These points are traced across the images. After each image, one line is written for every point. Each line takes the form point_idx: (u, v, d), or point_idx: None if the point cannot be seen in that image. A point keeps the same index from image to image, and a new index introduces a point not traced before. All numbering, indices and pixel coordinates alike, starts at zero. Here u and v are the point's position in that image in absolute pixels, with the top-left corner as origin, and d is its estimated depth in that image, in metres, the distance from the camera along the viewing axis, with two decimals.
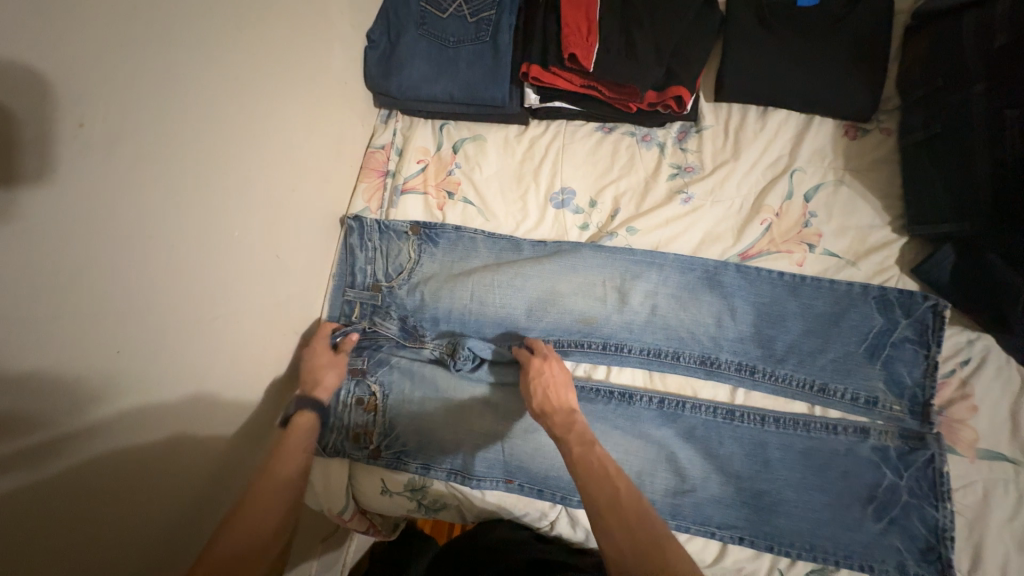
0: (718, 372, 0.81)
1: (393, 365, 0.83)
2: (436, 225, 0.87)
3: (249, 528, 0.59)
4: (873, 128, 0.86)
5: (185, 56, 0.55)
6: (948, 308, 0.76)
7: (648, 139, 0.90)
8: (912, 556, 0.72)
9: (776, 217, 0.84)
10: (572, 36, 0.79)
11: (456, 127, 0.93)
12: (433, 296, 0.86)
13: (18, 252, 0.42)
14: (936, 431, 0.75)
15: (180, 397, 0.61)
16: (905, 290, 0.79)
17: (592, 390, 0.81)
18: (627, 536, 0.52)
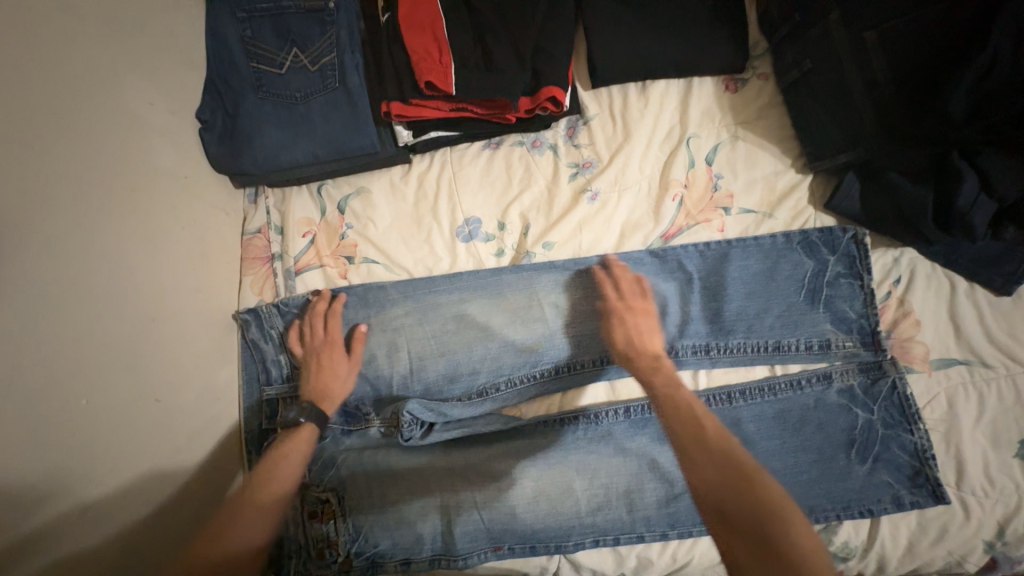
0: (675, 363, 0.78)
1: (340, 463, 0.74)
2: (341, 289, 0.79)
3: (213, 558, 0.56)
4: (750, 76, 0.84)
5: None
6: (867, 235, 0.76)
7: (539, 144, 0.84)
8: (904, 486, 0.71)
9: (685, 189, 0.81)
10: (424, 62, 0.73)
11: (334, 185, 0.84)
12: (368, 368, 0.77)
13: None
14: (890, 356, 0.75)
15: None
16: (826, 228, 0.78)
17: (560, 419, 0.76)
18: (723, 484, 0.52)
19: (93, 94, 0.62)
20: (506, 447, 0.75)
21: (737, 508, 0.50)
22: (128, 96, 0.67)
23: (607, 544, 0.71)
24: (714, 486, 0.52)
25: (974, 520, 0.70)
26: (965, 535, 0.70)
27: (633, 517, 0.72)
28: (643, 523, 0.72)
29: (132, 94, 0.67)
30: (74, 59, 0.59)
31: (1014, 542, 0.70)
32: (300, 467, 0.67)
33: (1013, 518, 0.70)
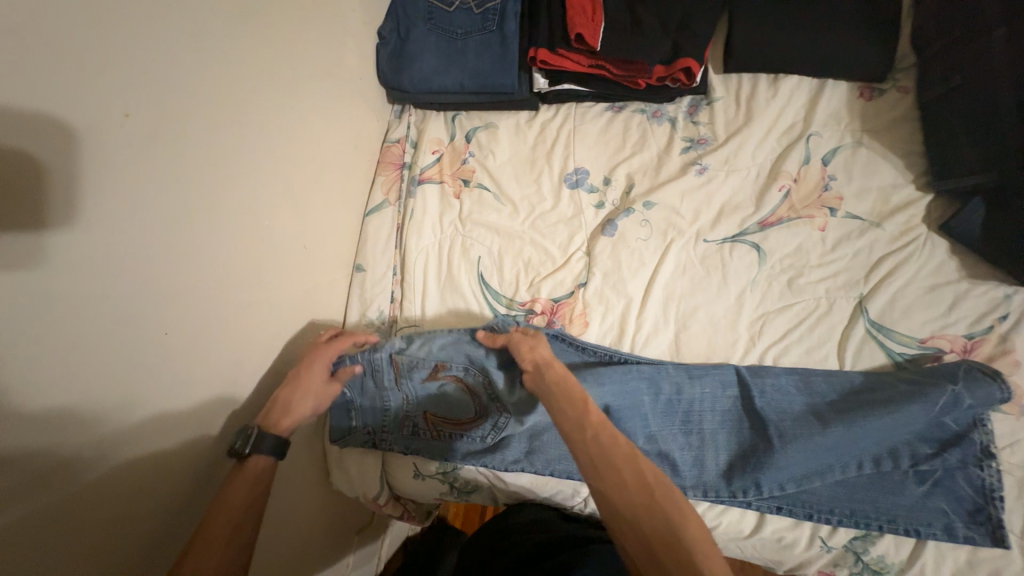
0: (753, 371, 0.78)
1: (427, 402, 0.77)
2: (383, 416, 0.77)
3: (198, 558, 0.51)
4: (889, 88, 0.84)
5: (201, 51, 0.57)
6: (1010, 392, 0.68)
7: (659, 114, 0.90)
8: (961, 518, 0.69)
9: (794, 182, 0.83)
10: (578, 17, 0.81)
11: (467, 117, 0.95)
12: (437, 404, 0.77)
13: (97, 240, 0.47)
14: (1007, 397, 0.68)
15: (228, 371, 0.65)
16: (982, 375, 0.69)
17: (623, 357, 0.78)
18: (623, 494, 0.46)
19: None
20: None
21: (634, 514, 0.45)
22: (336, 0, 0.81)
23: None
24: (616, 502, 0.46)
25: None
26: None
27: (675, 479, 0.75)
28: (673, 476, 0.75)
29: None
30: None
31: None
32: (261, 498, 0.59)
33: None
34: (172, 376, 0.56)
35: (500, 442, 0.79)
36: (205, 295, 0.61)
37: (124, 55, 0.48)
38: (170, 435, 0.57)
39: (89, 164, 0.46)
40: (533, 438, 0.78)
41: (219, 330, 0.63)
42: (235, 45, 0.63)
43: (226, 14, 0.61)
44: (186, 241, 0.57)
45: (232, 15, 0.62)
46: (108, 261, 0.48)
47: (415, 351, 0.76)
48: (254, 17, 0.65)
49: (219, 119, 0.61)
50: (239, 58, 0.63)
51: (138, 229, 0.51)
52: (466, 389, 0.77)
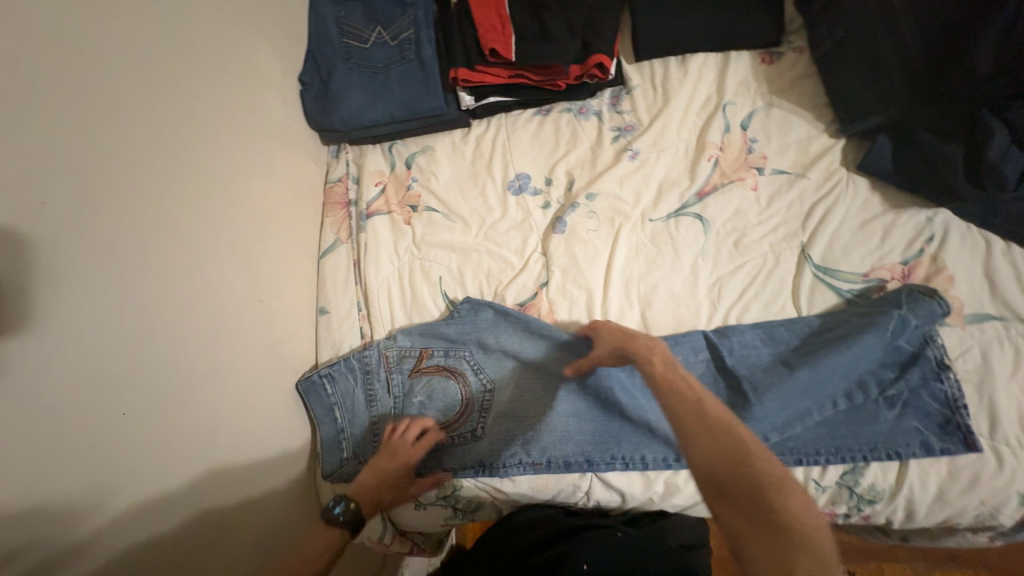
0: (719, 334, 0.81)
1: (415, 403, 0.81)
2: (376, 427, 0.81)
3: None
4: (785, 50, 0.90)
5: (114, 130, 0.58)
6: (945, 302, 0.74)
7: (585, 110, 0.93)
8: (934, 432, 0.73)
9: (720, 151, 0.88)
10: (490, 33, 0.85)
11: (404, 145, 0.97)
12: (426, 402, 0.81)
13: (31, 335, 0.47)
14: (947, 309, 0.73)
15: (198, 440, 0.64)
16: (917, 292, 0.75)
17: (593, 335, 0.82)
18: (722, 463, 0.50)
19: (227, 49, 0.77)
20: (569, 394, 0.81)
21: (730, 476, 0.50)
22: (250, 55, 0.82)
23: (636, 467, 0.77)
24: (711, 460, 0.51)
25: (1009, 470, 0.71)
26: (998, 485, 0.71)
27: (669, 443, 0.77)
28: (663, 444, 0.77)
29: (253, 54, 0.82)
30: (211, 19, 0.74)
31: None
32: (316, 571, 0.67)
33: None
34: (136, 456, 0.56)
35: (494, 439, 0.80)
36: (161, 368, 0.60)
37: (32, 155, 0.49)
38: (142, 512, 0.56)
39: (8, 268, 0.46)
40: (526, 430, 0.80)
41: (184, 400, 0.63)
42: (152, 119, 0.63)
43: (137, 90, 0.61)
44: (132, 319, 0.57)
45: (142, 88, 0.62)
46: (41, 359, 0.48)
47: (401, 343, 0.85)
48: (168, 86, 0.66)
49: (147, 192, 0.61)
50: (159, 130, 0.63)
51: (71, 315, 0.51)
52: (449, 374, 0.83)
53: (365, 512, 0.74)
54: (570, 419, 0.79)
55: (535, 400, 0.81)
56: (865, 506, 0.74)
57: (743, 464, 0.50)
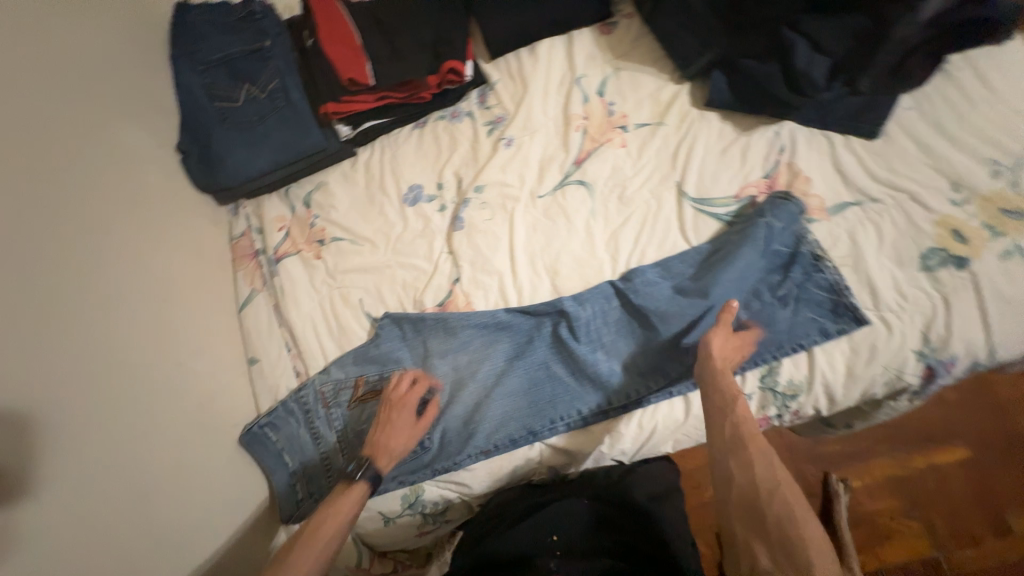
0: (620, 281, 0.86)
1: (359, 425, 0.84)
2: (327, 457, 0.83)
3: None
4: (618, 19, 0.99)
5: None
6: (795, 201, 0.83)
7: (457, 114, 0.99)
8: (827, 317, 0.79)
9: (586, 120, 0.95)
10: (344, 64, 0.90)
11: (298, 187, 1.00)
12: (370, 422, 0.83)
13: None
14: (799, 207, 0.83)
15: (124, 507, 0.66)
16: (774, 200, 0.84)
17: (511, 312, 0.87)
18: (752, 490, 0.63)
19: (89, 138, 0.80)
20: (501, 375, 0.84)
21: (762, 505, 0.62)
22: (116, 138, 0.85)
23: (577, 424, 0.81)
24: (746, 488, 0.64)
25: (898, 333, 0.78)
26: (895, 348, 0.78)
27: (601, 393, 0.82)
28: (595, 395, 0.82)
29: (119, 136, 0.85)
30: (67, 111, 0.77)
31: (941, 345, 0.77)
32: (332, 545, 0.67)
33: (932, 323, 0.77)
34: (53, 532, 0.57)
35: (441, 438, 0.82)
36: (70, 443, 0.62)
37: None
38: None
39: None
40: (469, 421, 0.82)
41: (100, 470, 0.64)
42: (19, 212, 0.65)
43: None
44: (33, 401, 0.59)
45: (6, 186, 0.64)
46: None
47: (334, 374, 0.87)
48: (30, 179, 0.68)
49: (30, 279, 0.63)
50: (31, 221, 0.66)
51: None
52: (387, 390, 0.85)
53: (383, 466, 0.74)
54: (508, 398, 0.83)
55: (473, 390, 0.84)
56: (791, 402, 0.80)
57: (770, 493, 0.62)
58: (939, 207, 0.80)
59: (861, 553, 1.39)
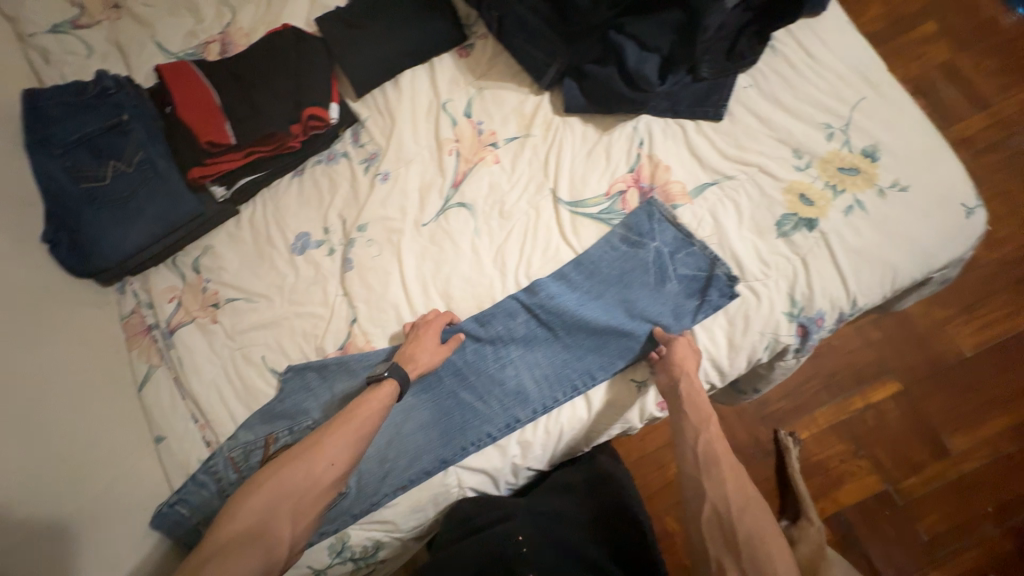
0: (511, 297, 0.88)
1: None
2: None
3: (281, 491, 0.68)
4: (474, 40, 1.02)
5: None
6: (655, 200, 0.88)
7: (333, 156, 1.00)
8: (704, 296, 0.83)
9: (457, 142, 0.97)
10: (201, 128, 0.90)
11: (185, 254, 0.99)
12: None
13: None
14: (663, 204, 0.88)
15: None
16: (645, 203, 0.89)
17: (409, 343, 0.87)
18: (727, 499, 0.71)
19: None
20: (409, 408, 0.85)
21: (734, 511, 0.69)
22: None
23: (486, 444, 0.82)
24: (723, 497, 0.71)
25: (766, 300, 0.82)
26: (766, 315, 0.82)
27: (506, 407, 0.83)
28: (501, 411, 0.83)
29: None
30: None
31: (806, 303, 0.82)
32: (341, 460, 0.72)
33: (795, 285, 0.82)
34: None
35: (356, 481, 0.82)
36: None
37: None
38: None
39: None
40: (381, 459, 0.82)
41: None
42: None
43: None
44: None
45: None
46: None
47: (242, 438, 0.86)
48: None
49: None
50: None
51: None
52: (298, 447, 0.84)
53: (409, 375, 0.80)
54: (417, 430, 0.83)
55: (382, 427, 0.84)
56: None
57: (744, 506, 0.69)
58: (785, 175, 0.85)
59: (818, 502, 1.42)
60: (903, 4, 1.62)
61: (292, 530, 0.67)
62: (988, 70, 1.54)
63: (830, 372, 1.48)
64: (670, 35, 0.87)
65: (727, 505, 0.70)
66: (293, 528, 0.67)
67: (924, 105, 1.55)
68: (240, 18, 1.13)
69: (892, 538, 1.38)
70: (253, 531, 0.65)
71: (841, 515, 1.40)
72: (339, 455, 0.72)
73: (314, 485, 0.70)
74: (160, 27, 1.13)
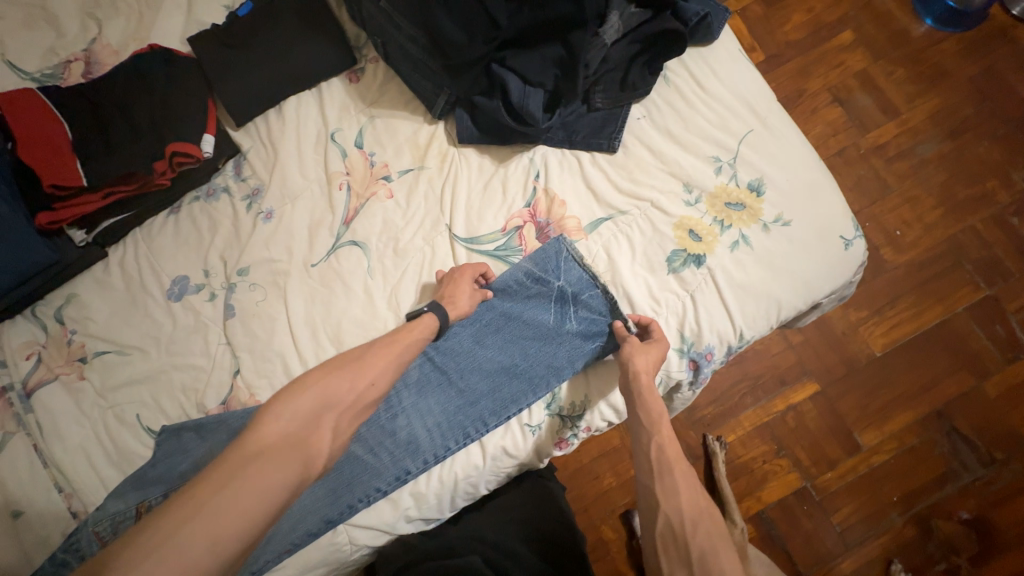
0: (446, 295, 0.81)
1: None
2: None
3: (332, 400, 0.64)
4: (365, 64, 0.96)
5: None
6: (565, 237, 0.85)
7: (213, 192, 0.93)
8: (598, 339, 0.83)
9: (348, 176, 0.92)
10: (45, 170, 0.83)
11: (46, 303, 0.90)
12: None
13: None
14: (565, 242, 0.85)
15: None
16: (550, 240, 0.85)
17: None
18: (680, 508, 0.67)
19: None
20: None
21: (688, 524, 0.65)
22: None
23: (377, 499, 0.79)
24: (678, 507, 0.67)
25: None
26: None
27: (399, 460, 0.81)
28: (393, 465, 0.80)
29: None
30: None
31: (696, 339, 0.82)
32: (374, 390, 0.68)
33: (684, 322, 0.83)
34: None
35: None
36: None
37: None
38: None
39: None
40: None
41: None
42: None
43: None
44: None
45: None
46: None
47: (111, 509, 0.78)
48: None
49: None
50: None
51: None
52: None
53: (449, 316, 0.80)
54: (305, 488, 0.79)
55: None
56: (579, 422, 0.84)
57: (697, 516, 0.66)
58: (675, 211, 0.85)
59: (742, 500, 1.29)
60: (824, 7, 1.46)
61: (332, 444, 0.64)
62: (902, 78, 1.41)
63: (756, 373, 1.33)
64: (552, 68, 0.86)
65: (679, 517, 0.66)
66: (332, 440, 0.64)
67: (842, 117, 1.41)
68: (106, 34, 1.02)
69: (813, 538, 1.25)
70: (290, 441, 0.59)
71: (762, 514, 1.27)
72: (376, 380, 0.69)
73: (345, 407, 0.65)
74: (10, 44, 1.00)
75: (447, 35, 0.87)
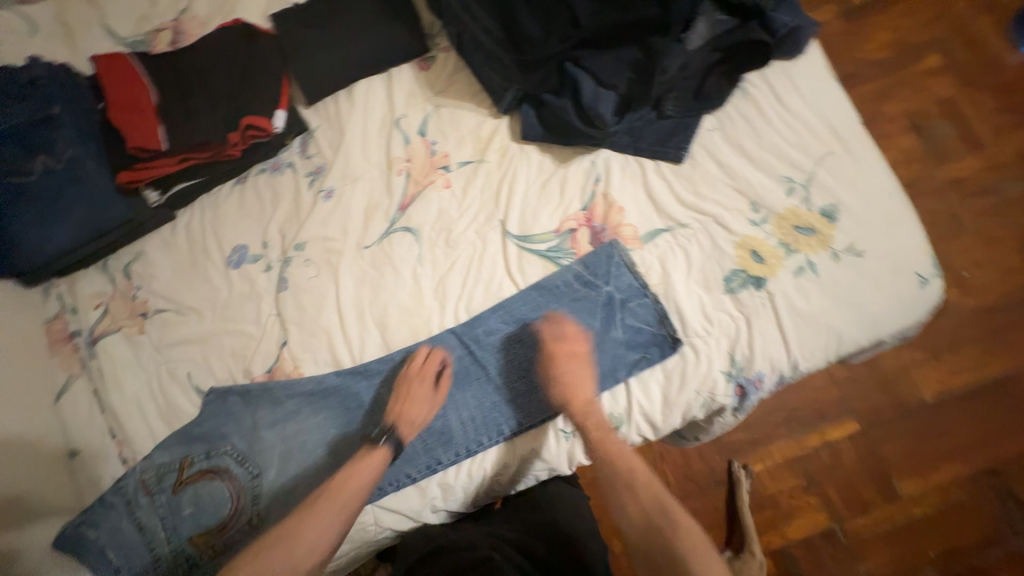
0: (405, 401, 0.81)
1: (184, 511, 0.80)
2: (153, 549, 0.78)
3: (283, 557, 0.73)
4: (436, 53, 0.97)
5: None
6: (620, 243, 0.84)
7: (278, 166, 0.96)
8: (643, 351, 0.81)
9: (408, 162, 0.93)
10: (133, 133, 0.88)
11: (116, 258, 0.95)
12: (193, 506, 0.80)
13: None
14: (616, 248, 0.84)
15: None
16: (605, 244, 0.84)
17: (340, 373, 0.85)
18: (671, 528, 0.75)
19: None
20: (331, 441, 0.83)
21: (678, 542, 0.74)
22: None
23: (406, 485, 0.81)
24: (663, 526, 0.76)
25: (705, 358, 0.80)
26: (704, 373, 0.80)
27: (430, 449, 0.82)
28: (425, 453, 0.82)
29: None
30: None
31: (746, 364, 0.79)
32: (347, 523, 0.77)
33: (737, 345, 0.79)
34: None
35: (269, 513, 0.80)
36: None
37: None
38: None
39: None
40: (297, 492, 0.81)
41: None
42: None
43: None
44: None
45: None
46: None
47: (157, 461, 0.83)
48: None
49: None
50: None
51: None
52: (214, 474, 0.82)
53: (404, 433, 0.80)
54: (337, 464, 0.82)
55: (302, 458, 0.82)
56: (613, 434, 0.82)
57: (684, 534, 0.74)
58: (739, 229, 0.82)
59: (763, 534, 1.22)
60: (913, 28, 1.37)
61: None
62: (993, 109, 1.32)
63: (797, 406, 1.27)
64: (626, 71, 0.85)
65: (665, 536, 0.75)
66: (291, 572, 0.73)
67: (921, 146, 1.32)
68: (195, 6, 1.06)
69: None
70: None
71: (786, 550, 1.20)
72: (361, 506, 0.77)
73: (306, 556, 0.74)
74: (110, 10, 1.06)
75: (523, 30, 0.86)
